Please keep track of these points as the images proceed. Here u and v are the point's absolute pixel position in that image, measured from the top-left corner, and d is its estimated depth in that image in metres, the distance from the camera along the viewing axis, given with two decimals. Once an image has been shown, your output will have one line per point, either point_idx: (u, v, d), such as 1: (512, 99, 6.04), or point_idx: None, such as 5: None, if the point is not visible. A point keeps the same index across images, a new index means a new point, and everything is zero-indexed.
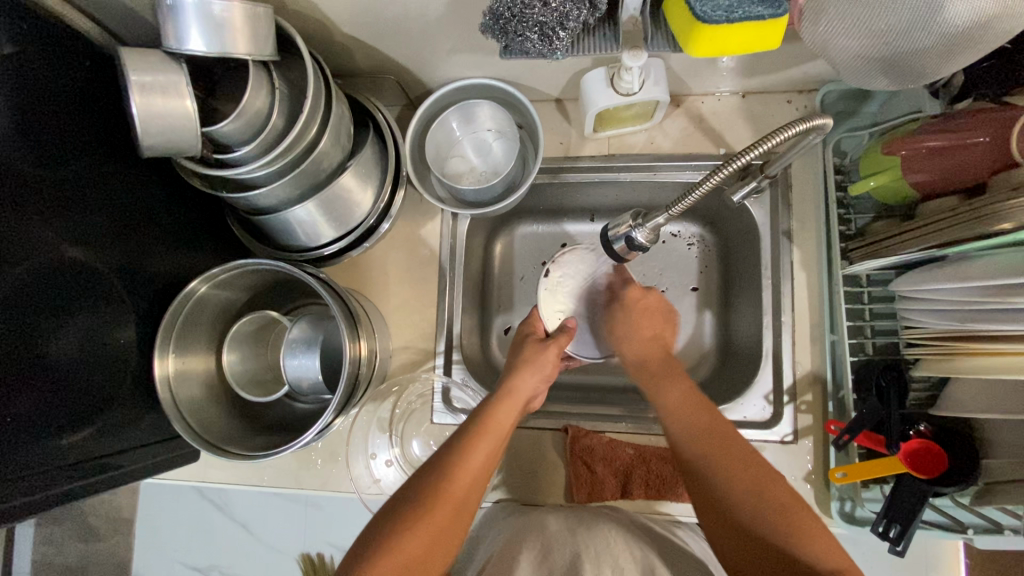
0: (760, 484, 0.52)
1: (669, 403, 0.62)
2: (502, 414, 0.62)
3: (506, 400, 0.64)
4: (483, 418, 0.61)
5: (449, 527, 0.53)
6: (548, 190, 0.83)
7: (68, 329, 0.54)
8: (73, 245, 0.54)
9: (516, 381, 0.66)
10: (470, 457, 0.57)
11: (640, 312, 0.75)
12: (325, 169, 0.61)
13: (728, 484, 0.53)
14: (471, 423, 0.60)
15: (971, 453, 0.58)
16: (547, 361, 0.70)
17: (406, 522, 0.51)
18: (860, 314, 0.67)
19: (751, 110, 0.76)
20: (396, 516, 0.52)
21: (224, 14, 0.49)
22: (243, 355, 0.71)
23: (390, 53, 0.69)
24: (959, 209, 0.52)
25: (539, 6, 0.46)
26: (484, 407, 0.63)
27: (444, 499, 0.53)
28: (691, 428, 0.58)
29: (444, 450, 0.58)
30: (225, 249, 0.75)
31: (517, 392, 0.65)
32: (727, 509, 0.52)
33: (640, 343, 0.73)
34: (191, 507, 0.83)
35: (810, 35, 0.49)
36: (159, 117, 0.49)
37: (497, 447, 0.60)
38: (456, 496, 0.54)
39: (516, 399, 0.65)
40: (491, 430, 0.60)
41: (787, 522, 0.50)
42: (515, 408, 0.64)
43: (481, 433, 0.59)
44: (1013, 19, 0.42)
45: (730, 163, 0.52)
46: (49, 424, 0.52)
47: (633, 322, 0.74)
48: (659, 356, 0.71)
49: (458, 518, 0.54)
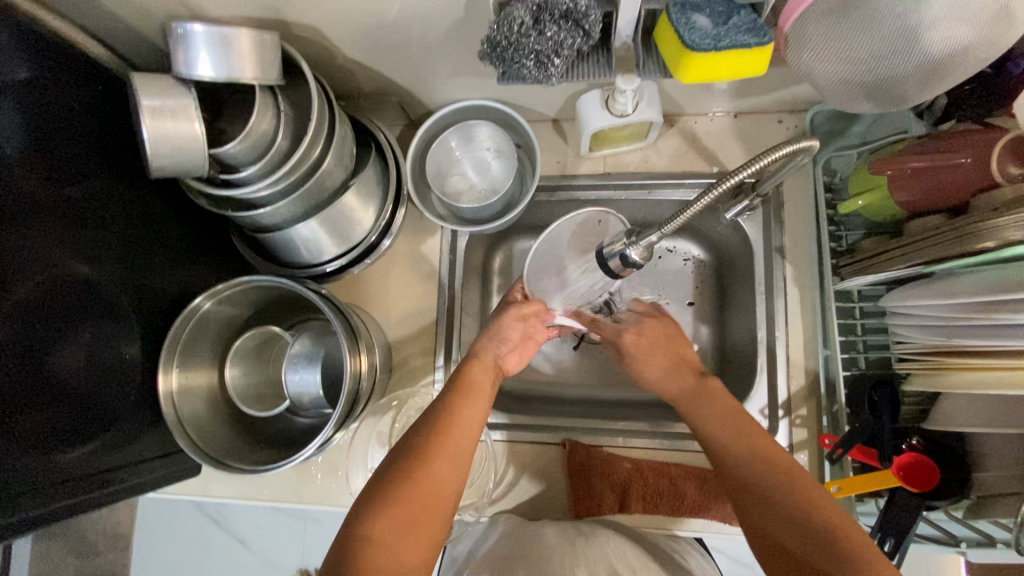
0: (815, 500, 0.49)
1: (710, 420, 0.60)
2: (480, 371, 0.66)
3: (481, 361, 0.68)
4: (463, 376, 0.65)
5: (448, 473, 0.54)
6: (547, 207, 0.84)
7: (72, 343, 0.55)
8: (82, 262, 0.56)
9: (485, 346, 0.71)
10: (459, 407, 0.60)
11: (649, 350, 0.72)
12: (327, 189, 0.62)
13: (769, 502, 0.51)
14: (452, 385, 0.64)
15: (959, 465, 0.59)
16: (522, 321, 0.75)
17: (404, 472, 0.53)
18: (852, 329, 0.69)
19: (743, 129, 0.78)
20: (394, 470, 0.53)
21: (233, 42, 0.51)
22: (245, 369, 0.73)
23: (391, 76, 0.71)
24: (942, 228, 0.53)
25: (534, 35, 0.48)
26: (462, 369, 0.66)
27: (438, 445, 0.56)
28: (741, 448, 0.55)
29: (432, 408, 0.60)
30: (229, 265, 0.77)
31: (484, 355, 0.70)
32: (768, 523, 0.50)
33: (670, 376, 0.68)
34: (189, 521, 0.83)
35: (794, 61, 0.51)
36: (168, 139, 0.51)
37: (483, 399, 0.63)
38: (450, 445, 0.56)
39: (489, 361, 0.69)
40: (473, 386, 0.64)
41: (836, 541, 0.45)
42: (491, 367, 0.68)
43: (463, 388, 0.63)
44: (987, 47, 0.44)
45: (722, 182, 0.54)
46: (53, 437, 0.53)
47: (648, 359, 0.72)
48: (690, 382, 0.66)
49: (458, 468, 0.55)
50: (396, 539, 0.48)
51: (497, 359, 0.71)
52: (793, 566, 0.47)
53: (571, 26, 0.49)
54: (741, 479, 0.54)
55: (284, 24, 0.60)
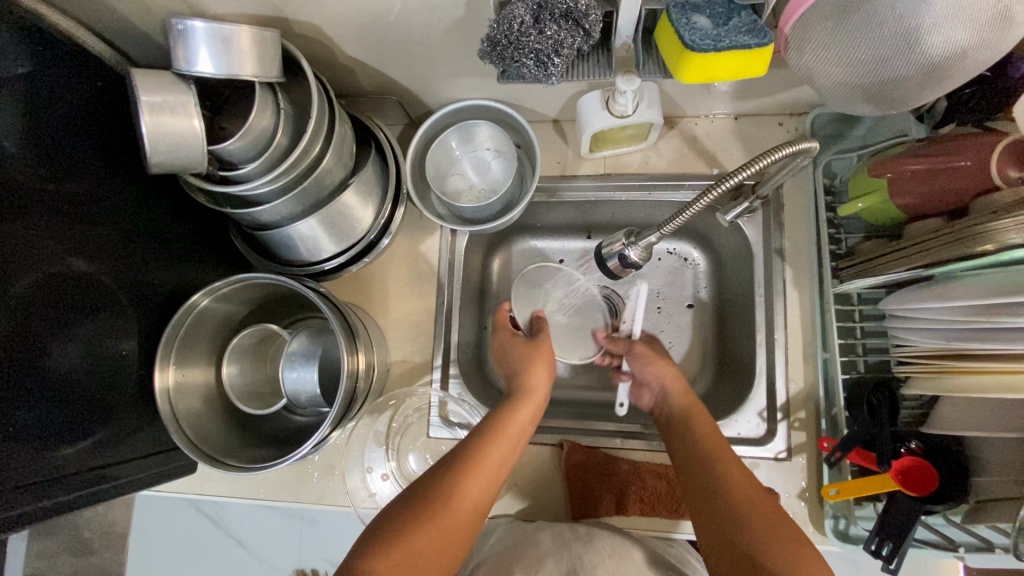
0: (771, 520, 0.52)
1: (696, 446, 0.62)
2: (521, 416, 0.66)
3: (521, 404, 0.67)
4: (503, 419, 0.64)
5: (463, 512, 0.55)
6: (546, 208, 0.84)
7: (71, 338, 0.55)
8: (80, 257, 0.56)
9: (528, 382, 0.71)
10: (488, 450, 0.60)
11: (653, 359, 0.76)
12: (327, 186, 0.62)
13: (732, 514, 0.53)
14: (489, 425, 0.63)
15: (958, 470, 0.58)
16: (549, 366, 0.75)
17: (421, 517, 0.52)
18: (852, 332, 0.68)
19: (743, 131, 0.78)
20: (413, 503, 0.54)
21: (234, 39, 0.51)
22: (243, 367, 0.72)
23: (392, 74, 0.71)
24: (941, 231, 0.54)
25: (535, 34, 0.48)
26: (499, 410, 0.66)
27: (460, 485, 0.56)
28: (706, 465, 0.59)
29: (459, 447, 0.61)
30: (227, 263, 0.77)
31: (533, 394, 0.69)
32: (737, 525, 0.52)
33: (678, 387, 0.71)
34: (184, 519, 0.83)
35: (794, 63, 0.50)
36: (166, 135, 0.51)
37: (513, 447, 0.62)
38: (471, 486, 0.56)
39: (529, 405, 0.68)
40: (507, 431, 0.63)
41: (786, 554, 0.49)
42: (532, 406, 0.68)
43: (497, 437, 0.62)
44: (988, 50, 0.44)
45: (721, 183, 0.54)
46: (50, 433, 0.53)
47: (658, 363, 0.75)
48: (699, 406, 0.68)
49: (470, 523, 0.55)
50: None
51: (545, 392, 0.71)
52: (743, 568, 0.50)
53: (572, 26, 0.49)
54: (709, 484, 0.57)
55: (285, 21, 0.60)
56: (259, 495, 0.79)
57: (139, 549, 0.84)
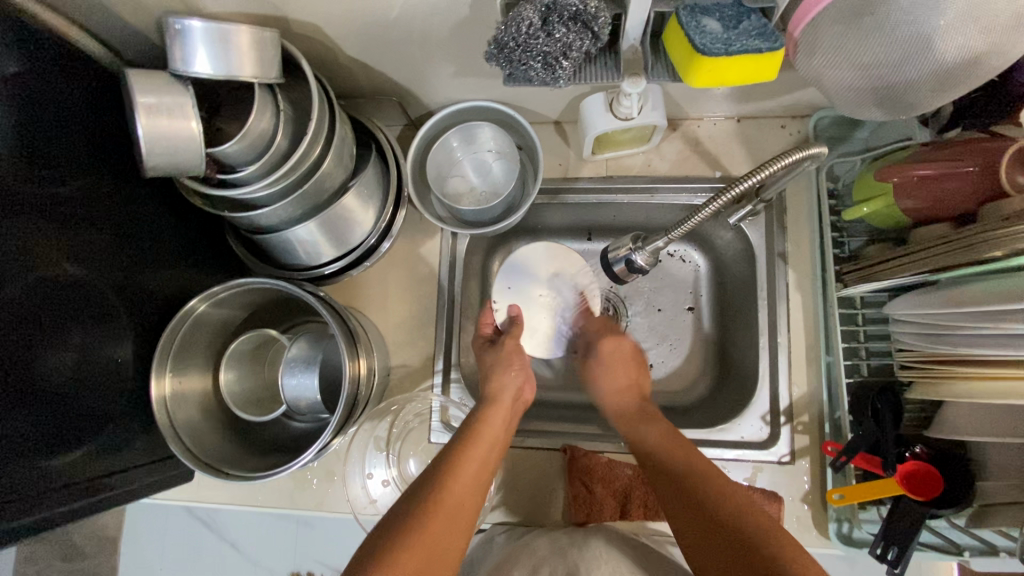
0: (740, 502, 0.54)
1: (654, 447, 0.63)
2: (492, 424, 0.65)
3: (475, 443, 0.62)
4: (473, 430, 0.64)
5: (428, 572, 0.50)
6: (548, 210, 0.83)
7: (66, 345, 0.54)
8: (71, 263, 0.54)
9: (486, 414, 0.66)
10: (444, 502, 0.55)
11: (610, 368, 0.77)
12: (326, 190, 0.61)
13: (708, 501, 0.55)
14: (461, 440, 0.62)
15: (963, 473, 0.59)
16: (504, 410, 0.69)
17: (397, 543, 0.51)
18: (855, 336, 0.68)
19: (746, 133, 0.77)
20: (370, 569, 0.49)
21: (230, 38, 0.50)
22: (240, 373, 0.71)
23: (392, 75, 0.70)
24: (950, 237, 0.53)
25: (543, 37, 0.48)
26: (450, 454, 0.61)
27: (420, 539, 0.51)
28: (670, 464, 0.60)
29: (411, 500, 0.55)
30: (222, 267, 0.75)
31: (502, 398, 0.69)
32: (739, 532, 0.51)
33: (618, 395, 0.74)
34: (175, 529, 0.82)
35: (804, 66, 0.50)
36: (164, 138, 0.50)
37: (471, 493, 0.58)
38: (429, 543, 0.52)
39: (485, 444, 0.63)
40: (461, 477, 0.58)
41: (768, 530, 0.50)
42: (503, 415, 0.68)
43: (469, 445, 0.62)
44: (1001, 55, 0.43)
45: (730, 188, 0.54)
46: (42, 443, 0.52)
47: (611, 373, 0.77)
48: (634, 406, 0.72)
49: (452, 544, 0.53)
50: None
51: (515, 395, 0.71)
52: (742, 550, 0.50)
53: (580, 28, 0.48)
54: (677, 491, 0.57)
55: (284, 21, 0.58)
56: (256, 502, 0.78)
57: (131, 557, 0.83)
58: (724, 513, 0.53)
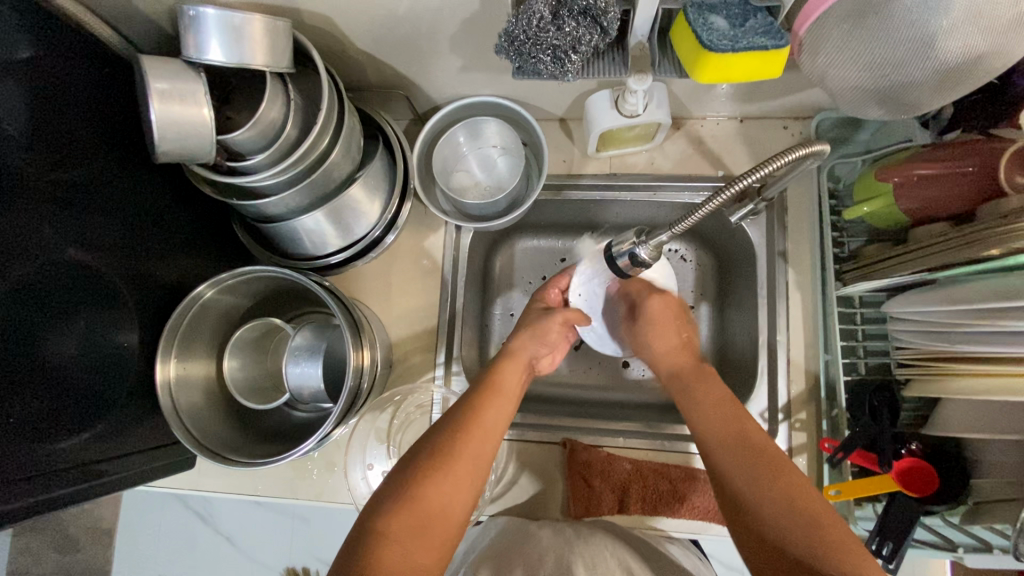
0: (791, 498, 0.51)
1: (704, 407, 0.62)
2: (509, 375, 0.66)
3: (493, 393, 0.63)
4: (491, 380, 0.65)
5: (446, 511, 0.52)
6: (552, 206, 0.84)
7: (71, 329, 0.54)
8: (79, 248, 0.54)
9: (503, 367, 0.67)
10: (468, 443, 0.56)
11: (661, 328, 0.75)
12: (334, 180, 0.62)
13: (754, 495, 0.53)
14: (477, 388, 0.63)
15: (958, 470, 0.60)
16: (522, 364, 0.69)
17: (419, 481, 0.52)
18: (854, 334, 0.69)
19: (748, 134, 0.78)
20: (391, 503, 0.50)
21: (244, 27, 0.51)
22: (244, 361, 0.71)
23: (401, 69, 0.71)
24: (948, 236, 0.54)
25: (552, 30, 0.48)
26: (470, 402, 0.61)
27: (440, 480, 0.52)
28: (721, 434, 0.58)
29: (435, 440, 0.56)
30: (227, 256, 0.76)
31: (520, 352, 0.70)
32: (771, 537, 0.50)
33: (671, 354, 0.73)
34: (206, 507, 0.92)
35: (808, 66, 0.51)
36: (175, 125, 0.50)
37: (492, 437, 0.59)
38: (452, 483, 0.53)
39: (504, 395, 0.64)
40: (482, 424, 0.59)
41: (814, 527, 0.48)
42: (520, 369, 0.68)
43: (487, 393, 0.62)
44: (1000, 56, 0.45)
45: (730, 186, 0.54)
46: (46, 426, 0.52)
47: (659, 337, 0.75)
48: (690, 364, 0.70)
49: (472, 483, 0.55)
50: (406, 540, 0.48)
51: (530, 359, 0.72)
52: (776, 556, 0.49)
53: (589, 23, 0.49)
54: (732, 468, 0.56)
55: (297, 12, 0.59)
56: (258, 492, 0.76)
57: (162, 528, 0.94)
58: (765, 513, 0.51)
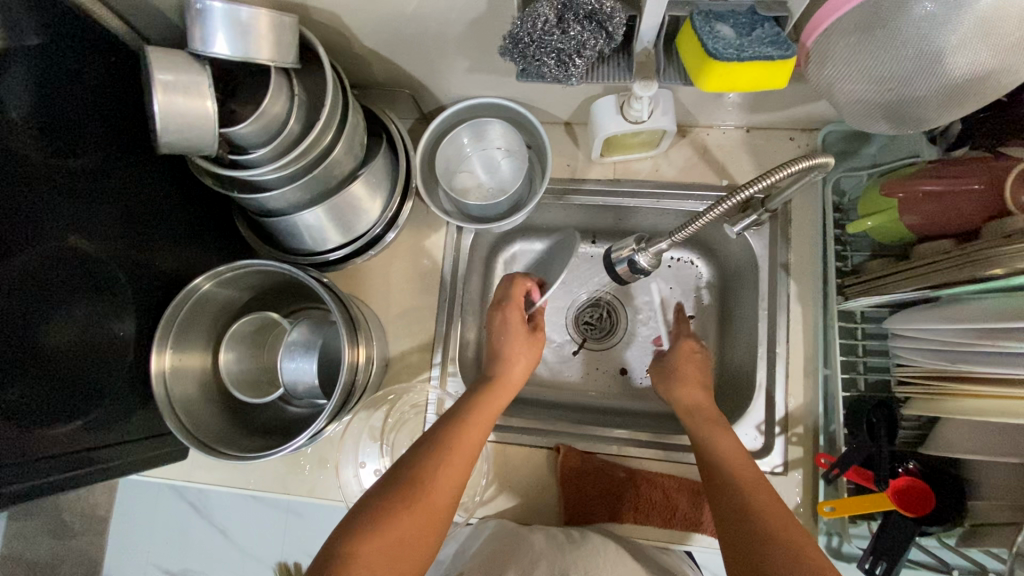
0: (792, 540, 0.50)
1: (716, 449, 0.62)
2: (494, 402, 0.66)
3: (478, 419, 0.62)
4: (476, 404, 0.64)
5: (418, 538, 0.51)
6: (554, 209, 0.84)
7: (68, 317, 0.54)
8: (79, 236, 0.54)
9: (489, 394, 0.66)
10: (446, 469, 0.56)
11: (684, 372, 0.73)
12: (336, 176, 0.62)
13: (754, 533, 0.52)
14: (461, 412, 0.63)
15: (953, 488, 0.59)
16: (506, 389, 0.68)
17: (392, 505, 0.52)
18: (854, 349, 0.68)
19: (754, 144, 0.78)
20: (362, 526, 0.50)
21: (250, 21, 0.51)
22: (240, 354, 0.72)
23: (407, 68, 0.71)
24: (953, 253, 0.53)
25: (557, 33, 0.48)
26: (455, 422, 0.61)
27: (415, 504, 0.52)
28: (728, 476, 0.58)
29: (415, 463, 0.56)
30: (226, 248, 0.75)
31: (507, 380, 0.69)
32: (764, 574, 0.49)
33: (688, 390, 0.71)
34: (200, 497, 0.93)
35: (815, 77, 0.51)
36: (177, 116, 0.50)
37: (472, 465, 0.58)
38: (427, 508, 0.53)
39: (486, 420, 0.63)
40: (464, 449, 0.58)
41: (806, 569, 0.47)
42: (505, 396, 0.68)
43: (471, 418, 0.62)
44: (1008, 73, 0.44)
45: (732, 196, 0.55)
46: (41, 413, 0.52)
47: (682, 375, 0.73)
48: (708, 404, 0.69)
49: (448, 509, 0.55)
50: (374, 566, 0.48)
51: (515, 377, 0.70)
52: None
53: (595, 28, 0.49)
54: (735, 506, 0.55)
55: (304, 8, 0.59)
56: (249, 485, 0.76)
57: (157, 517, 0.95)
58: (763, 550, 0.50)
